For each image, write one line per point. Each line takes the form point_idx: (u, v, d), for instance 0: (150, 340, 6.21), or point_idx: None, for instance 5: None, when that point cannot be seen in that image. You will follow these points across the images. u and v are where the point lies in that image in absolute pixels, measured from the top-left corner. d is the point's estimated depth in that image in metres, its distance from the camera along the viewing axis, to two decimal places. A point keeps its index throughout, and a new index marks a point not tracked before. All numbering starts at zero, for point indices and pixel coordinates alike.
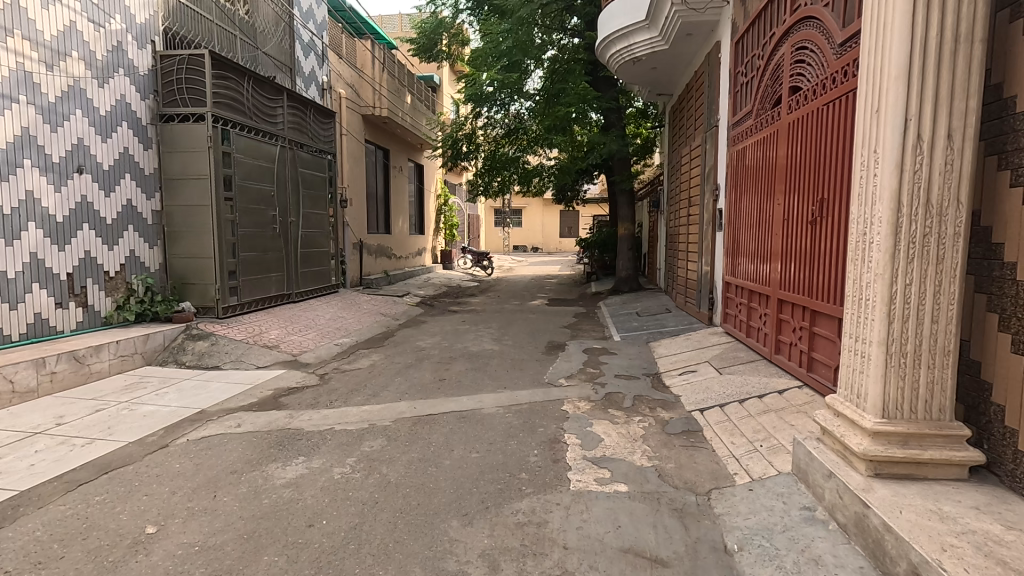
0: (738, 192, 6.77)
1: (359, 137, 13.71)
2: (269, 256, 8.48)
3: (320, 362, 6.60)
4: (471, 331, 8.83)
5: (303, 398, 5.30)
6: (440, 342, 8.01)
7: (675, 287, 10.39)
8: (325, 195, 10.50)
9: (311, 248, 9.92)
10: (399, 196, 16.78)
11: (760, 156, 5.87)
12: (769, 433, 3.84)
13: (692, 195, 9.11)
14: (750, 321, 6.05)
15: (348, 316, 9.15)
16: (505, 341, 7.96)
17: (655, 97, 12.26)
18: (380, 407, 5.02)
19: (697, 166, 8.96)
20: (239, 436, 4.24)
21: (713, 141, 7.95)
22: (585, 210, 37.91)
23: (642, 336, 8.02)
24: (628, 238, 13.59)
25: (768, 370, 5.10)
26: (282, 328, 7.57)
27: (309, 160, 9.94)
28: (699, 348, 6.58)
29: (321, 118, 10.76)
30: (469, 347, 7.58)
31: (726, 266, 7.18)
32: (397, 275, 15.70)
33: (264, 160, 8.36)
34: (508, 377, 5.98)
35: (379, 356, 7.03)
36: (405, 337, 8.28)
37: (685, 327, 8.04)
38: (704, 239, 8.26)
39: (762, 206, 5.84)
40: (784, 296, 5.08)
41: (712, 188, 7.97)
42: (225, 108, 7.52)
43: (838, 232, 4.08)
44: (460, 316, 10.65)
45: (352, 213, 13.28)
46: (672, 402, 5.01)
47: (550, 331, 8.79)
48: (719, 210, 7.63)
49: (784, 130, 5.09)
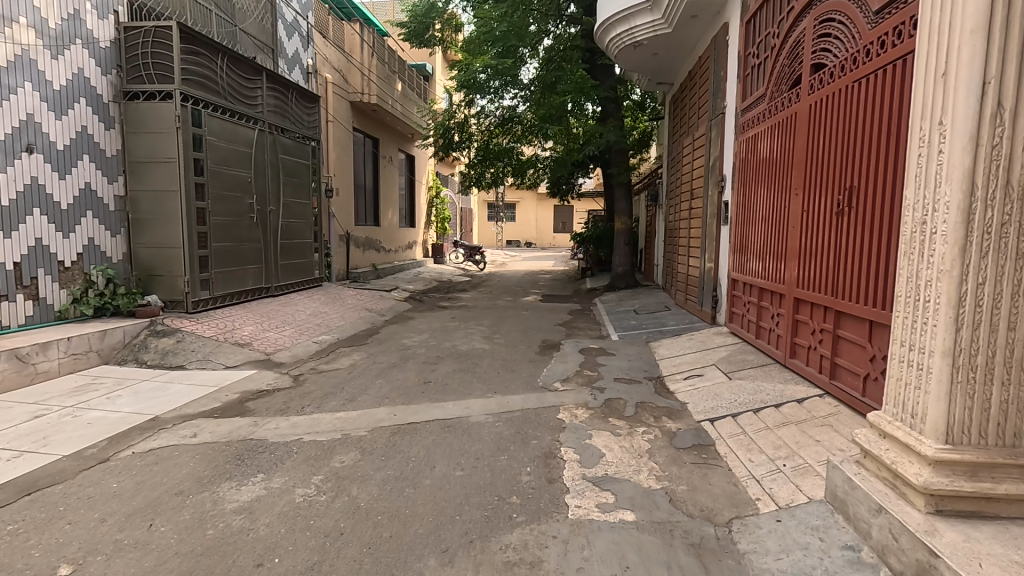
0: (747, 183, 6.35)
1: (346, 124, 13.15)
2: (245, 247, 7.96)
3: (296, 362, 6.10)
4: (461, 328, 8.35)
5: (272, 402, 4.80)
6: (427, 340, 7.52)
7: (674, 284, 9.96)
8: (309, 184, 9.97)
9: (293, 239, 9.39)
10: (388, 187, 16.23)
11: (774, 143, 5.43)
12: (792, 450, 3.41)
13: (695, 189, 8.67)
14: (760, 322, 5.64)
15: (330, 312, 8.64)
16: (497, 340, 7.49)
17: (655, 86, 11.78)
18: (356, 414, 4.53)
19: (700, 157, 8.51)
20: (193, 448, 3.74)
21: (718, 131, 7.50)
22: (580, 204, 37.44)
23: (642, 335, 7.58)
24: (625, 233, 13.15)
25: (782, 376, 4.68)
26: (257, 325, 7.05)
27: (292, 147, 9.40)
28: (703, 349, 6.15)
29: (305, 103, 10.20)
30: (457, 346, 7.11)
31: (733, 262, 6.75)
32: (386, 269, 15.19)
33: (240, 144, 7.82)
34: (499, 380, 5.52)
35: (360, 356, 6.54)
36: (390, 335, 7.80)
37: (687, 326, 7.61)
38: (708, 234, 7.81)
39: (775, 197, 5.41)
40: (800, 296, 4.66)
41: (717, 179, 7.53)
42: (196, 86, 6.99)
43: (869, 224, 3.64)
44: (450, 312, 10.16)
45: (339, 204, 12.74)
46: (678, 410, 4.56)
47: (544, 329, 8.34)
48: (725, 203, 7.20)
49: (804, 113, 4.66)
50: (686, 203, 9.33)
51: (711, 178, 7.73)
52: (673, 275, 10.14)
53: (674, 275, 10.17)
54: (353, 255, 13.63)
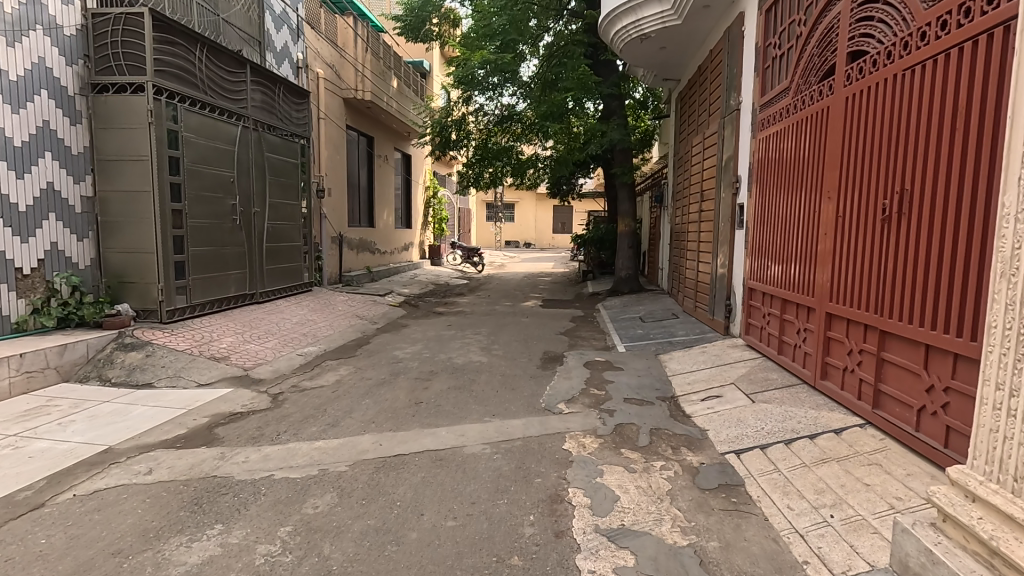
0: (766, 184, 5.88)
1: (340, 122, 12.67)
2: (227, 251, 7.47)
3: (277, 378, 5.60)
4: (457, 338, 7.86)
5: (245, 428, 4.31)
6: (420, 351, 7.04)
7: (681, 289, 9.50)
8: (298, 184, 9.48)
9: (280, 242, 8.89)
10: (384, 187, 15.75)
11: (800, 140, 4.95)
12: (838, 496, 2.95)
13: (705, 190, 8.21)
14: (782, 336, 5.17)
15: (319, 320, 8.14)
16: (495, 352, 7.00)
17: (660, 83, 11.30)
18: (337, 443, 4.05)
19: (710, 157, 8.03)
20: (144, 490, 3.25)
21: (732, 128, 7.03)
22: (580, 204, 36.97)
23: (650, 346, 7.11)
24: (628, 235, 12.68)
25: (813, 400, 4.21)
26: (237, 335, 6.56)
27: (279, 144, 8.90)
28: (719, 365, 5.67)
29: (293, 99, 9.72)
30: (453, 359, 6.61)
31: (750, 269, 6.28)
32: (381, 272, 14.70)
33: (223, 141, 7.32)
34: (497, 400, 5.03)
35: (348, 370, 6.05)
36: (381, 346, 7.32)
37: (698, 337, 7.14)
38: (720, 238, 7.35)
39: (801, 199, 4.93)
40: (832, 311, 4.20)
41: (730, 180, 7.05)
42: (171, 79, 6.50)
43: (924, 233, 3.17)
44: (446, 319, 9.66)
45: (331, 204, 12.27)
46: (698, 439, 4.08)
47: (546, 338, 7.86)
48: (740, 206, 6.73)
49: (838, 107, 4.20)
50: (694, 205, 8.85)
51: (724, 179, 7.25)
52: (680, 280, 9.67)
53: (681, 280, 9.72)
54: (346, 258, 13.15)
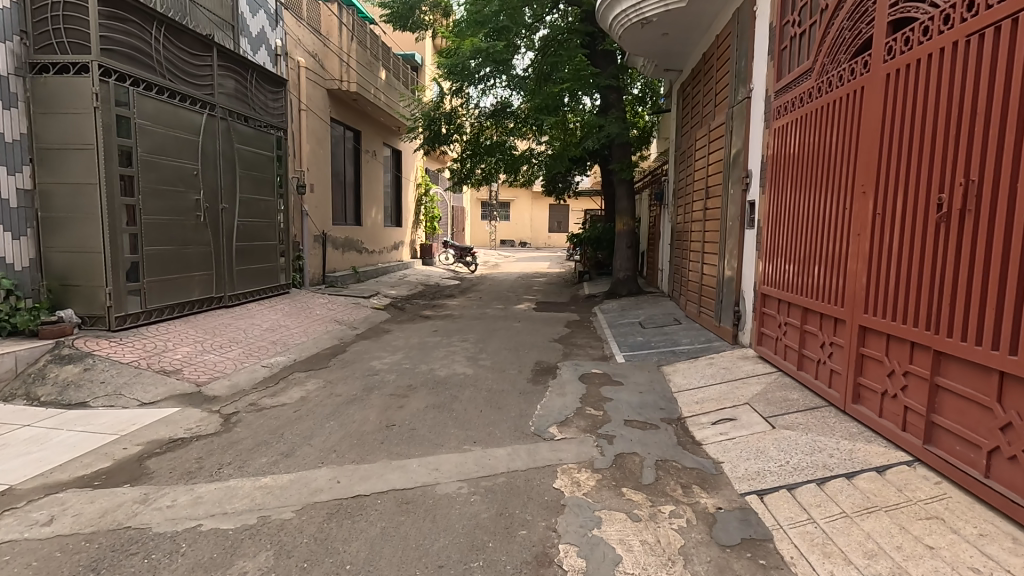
0: (782, 179, 5.31)
1: (323, 115, 12.04)
2: (190, 250, 6.83)
3: (233, 395, 4.97)
4: (442, 346, 7.24)
5: (183, 458, 3.69)
6: (400, 361, 6.41)
7: (683, 292, 8.94)
8: (274, 178, 8.83)
9: (253, 241, 8.25)
10: (372, 183, 15.11)
11: (823, 127, 4.36)
12: (895, 563, 2.37)
13: (710, 188, 7.64)
14: (802, 350, 4.59)
15: (292, 326, 7.51)
16: (482, 362, 6.38)
17: (660, 74, 10.69)
18: (288, 478, 3.43)
19: (716, 151, 7.44)
20: (35, 549, 2.63)
21: (742, 119, 6.44)
22: (577, 203, 36.38)
23: (652, 356, 6.53)
24: (627, 235, 12.08)
25: (846, 429, 3.62)
26: (196, 344, 5.92)
27: (251, 136, 8.26)
28: (730, 380, 5.08)
29: (268, 87, 9.08)
30: (435, 371, 5.99)
31: (763, 273, 5.69)
32: (368, 272, 14.07)
33: (185, 131, 6.69)
34: (479, 423, 4.41)
35: (316, 385, 5.42)
36: (359, 355, 6.70)
37: (704, 346, 6.54)
38: (728, 238, 6.76)
39: (825, 194, 4.34)
40: (868, 324, 3.61)
41: (739, 175, 6.46)
42: (122, 60, 5.85)
43: (998, 234, 2.59)
44: (432, 323, 9.03)
45: (314, 201, 11.63)
46: (712, 474, 3.48)
47: (538, 346, 7.25)
48: (751, 203, 6.14)
49: (875, 85, 3.61)
50: (698, 203, 8.26)
51: (733, 174, 6.67)
52: (682, 282, 9.09)
53: (683, 283, 9.13)
54: (330, 257, 12.52)
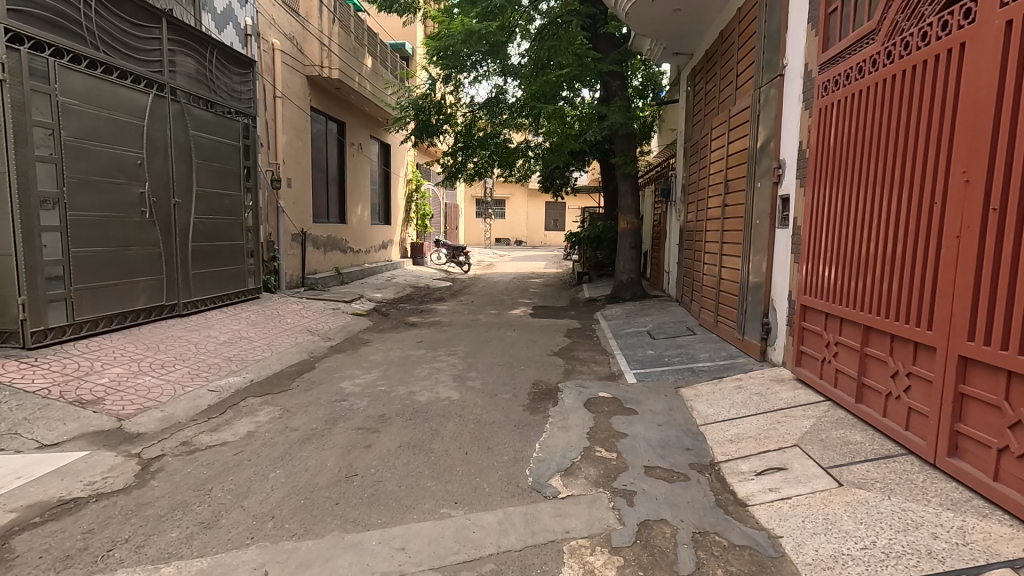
0: (827, 168, 4.44)
1: (302, 103, 11.09)
2: (133, 252, 5.90)
3: (163, 431, 4.05)
4: (427, 362, 6.33)
5: (65, 532, 2.76)
6: (376, 382, 5.51)
7: (696, 298, 8.08)
8: (240, 170, 7.90)
9: (215, 241, 7.31)
10: (358, 178, 14.17)
11: (895, 103, 3.48)
12: None
13: (731, 182, 6.77)
14: (863, 380, 3.73)
15: (255, 338, 6.58)
16: (472, 384, 5.48)
17: (669, 58, 9.79)
18: (197, 566, 2.52)
19: (738, 139, 6.55)
20: None
21: (772, 101, 5.55)
22: (574, 202, 35.51)
23: (667, 375, 5.66)
24: (630, 234, 11.20)
25: (946, 494, 2.74)
26: (130, 364, 5.00)
27: (213, 122, 7.33)
28: (769, 412, 4.20)
29: (233, 68, 8.13)
30: (414, 396, 5.09)
31: (801, 281, 4.83)
32: (353, 273, 13.16)
33: (125, 112, 5.76)
34: (463, 473, 3.51)
35: (271, 415, 4.51)
36: (328, 374, 5.78)
37: (726, 364, 5.66)
38: (754, 238, 5.89)
39: (895, 186, 3.47)
40: (971, 355, 2.76)
41: (769, 166, 5.58)
42: (41, 25, 4.94)
43: None
44: (417, 333, 8.12)
45: (291, 196, 10.71)
46: (772, 557, 2.59)
47: (535, 362, 6.36)
48: (785, 197, 5.27)
49: (985, 39, 2.74)
50: (715, 199, 7.39)
51: (760, 165, 5.79)
52: (694, 285, 8.23)
53: (694, 286, 8.27)
54: (311, 257, 11.59)
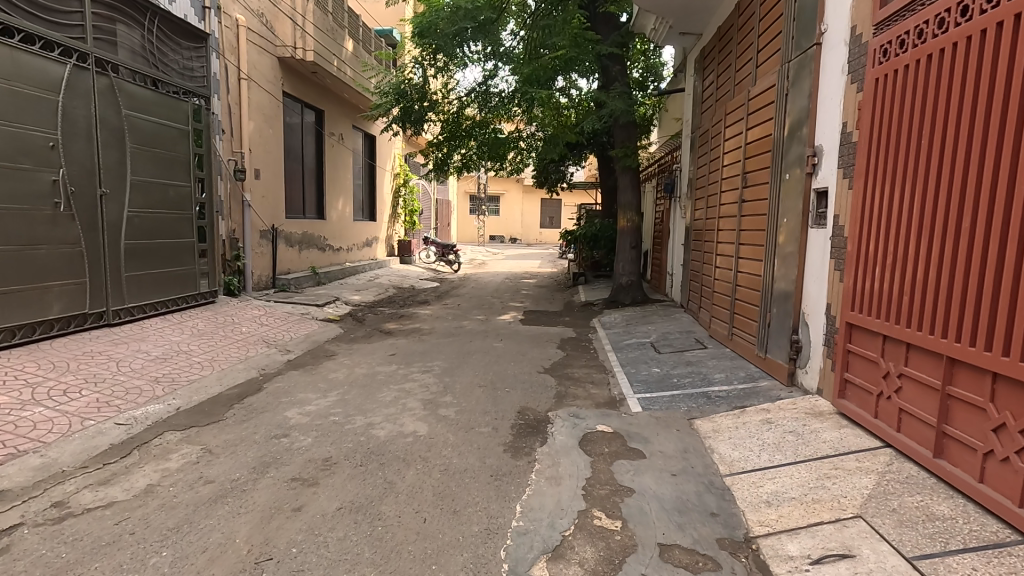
0: (882, 153, 3.57)
1: (272, 87, 10.12)
2: (41, 253, 4.95)
3: (32, 486, 3.14)
4: (396, 382, 5.40)
5: None
6: (330, 410, 4.58)
7: (705, 306, 7.19)
8: (190, 157, 6.96)
9: (157, 238, 6.38)
10: (338, 171, 13.21)
11: (1003, 63, 2.61)
12: None
13: (750, 174, 5.86)
14: (944, 428, 2.87)
15: (197, 351, 5.65)
16: (445, 413, 4.56)
17: (676, 39, 8.86)
18: None
19: (760, 124, 5.64)
20: None
21: (803, 76, 4.66)
22: (570, 198, 34.63)
23: (678, 402, 4.77)
24: (630, 233, 10.29)
25: None
26: (20, 393, 4.07)
27: (155, 102, 6.38)
28: (814, 462, 3.30)
29: (182, 41, 7.16)
30: (372, 430, 4.17)
31: (844, 293, 3.95)
32: (331, 273, 12.21)
33: (30, 83, 4.81)
34: (414, 556, 2.60)
35: (185, 460, 3.59)
36: (275, 398, 4.85)
37: (748, 390, 4.78)
38: (780, 239, 5.00)
39: (1002, 176, 2.60)
40: None
41: (801, 153, 4.68)
42: None
43: None
44: (391, 343, 7.19)
45: (260, 189, 9.75)
46: None
47: (522, 383, 5.44)
48: (823, 190, 4.38)
49: None
50: (730, 194, 6.49)
51: (789, 153, 4.89)
52: (703, 291, 7.35)
53: (703, 292, 7.39)
54: (283, 255, 10.64)
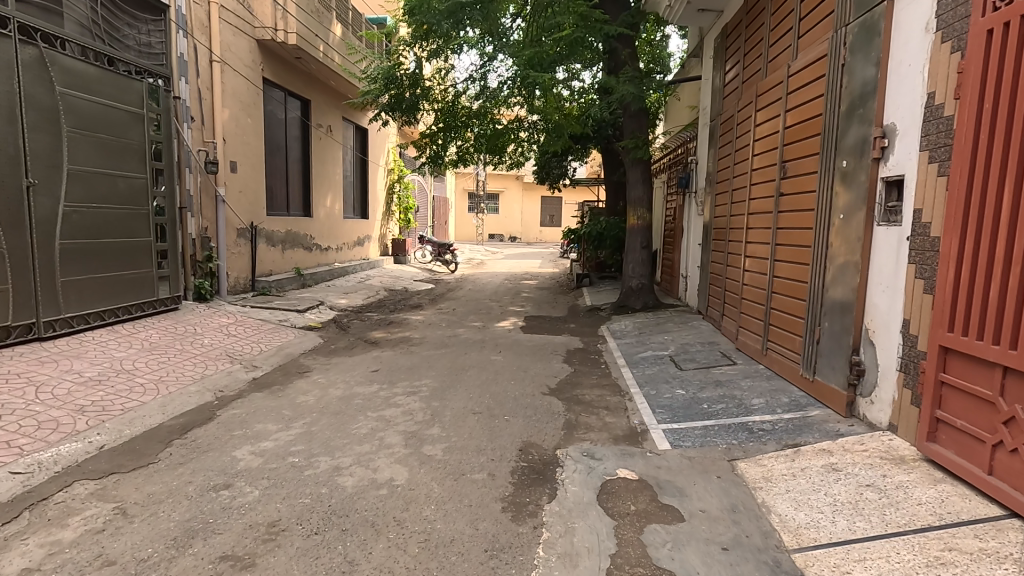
0: (992, 129, 2.74)
1: (250, 72, 9.26)
2: None
3: None
4: (375, 408, 4.56)
5: None
6: (292, 449, 3.74)
7: (731, 315, 6.36)
8: (146, 144, 6.12)
9: (103, 236, 5.56)
10: (326, 165, 12.35)
11: None
12: None
13: (790, 164, 5.02)
14: None
15: (142, 370, 4.82)
16: (431, 451, 3.72)
17: (695, 17, 8.01)
18: None
19: (804, 102, 4.80)
20: None
21: (867, 39, 3.83)
22: (570, 195, 33.82)
23: (714, 436, 3.93)
24: (641, 231, 9.43)
25: None
26: None
27: (99, 79, 5.55)
28: (917, 540, 2.47)
29: (137, 13, 6.32)
30: (338, 479, 3.33)
31: (933, 308, 3.12)
32: (318, 274, 11.37)
33: None
34: None
35: (86, 528, 2.75)
36: (226, 430, 4.01)
37: (798, 422, 3.95)
38: (835, 238, 4.17)
39: None
40: None
41: (863, 133, 3.84)
42: None
43: None
44: (375, 356, 6.35)
45: (236, 183, 8.91)
46: None
47: (525, 409, 4.60)
48: (897, 178, 3.55)
49: None
50: (762, 187, 5.65)
51: (847, 135, 4.05)
52: (728, 297, 6.51)
53: (727, 298, 6.56)
54: (262, 255, 9.79)
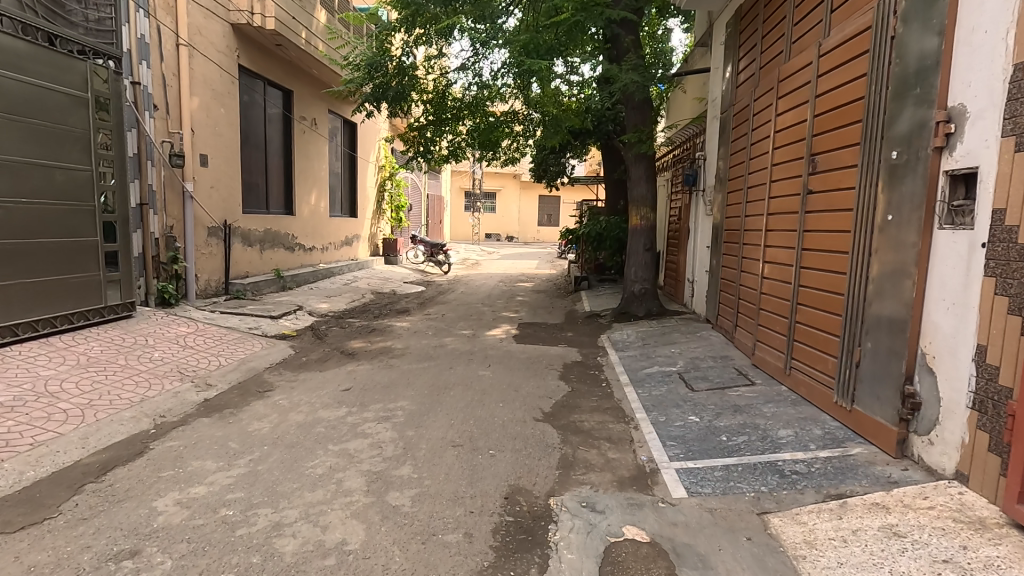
0: None
1: (224, 58, 8.59)
2: None
3: None
4: (338, 439, 3.88)
5: None
6: (227, 497, 3.06)
7: (746, 326, 5.71)
8: (91, 132, 5.44)
9: (32, 237, 4.90)
10: (310, 160, 11.68)
11: None
12: None
13: (820, 157, 4.37)
14: None
15: (70, 391, 4.15)
16: (397, 501, 3.05)
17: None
18: None
19: (839, 85, 4.15)
20: None
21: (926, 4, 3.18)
22: (570, 194, 33.17)
23: (740, 480, 3.27)
24: (643, 231, 8.78)
25: None
26: None
27: (31, 57, 4.87)
28: None
29: None
30: (277, 542, 2.66)
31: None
32: (300, 276, 10.69)
33: None
34: None
35: None
36: (154, 470, 3.34)
37: (841, 464, 3.29)
38: (880, 243, 3.51)
39: None
40: None
41: (920, 118, 3.19)
42: None
43: None
44: (349, 370, 5.68)
45: (208, 177, 8.24)
46: None
47: (514, 440, 3.92)
48: (967, 170, 2.90)
49: None
50: (785, 183, 5.00)
51: (896, 121, 3.41)
52: (742, 307, 5.86)
53: (741, 307, 5.92)
54: (237, 255, 9.10)
